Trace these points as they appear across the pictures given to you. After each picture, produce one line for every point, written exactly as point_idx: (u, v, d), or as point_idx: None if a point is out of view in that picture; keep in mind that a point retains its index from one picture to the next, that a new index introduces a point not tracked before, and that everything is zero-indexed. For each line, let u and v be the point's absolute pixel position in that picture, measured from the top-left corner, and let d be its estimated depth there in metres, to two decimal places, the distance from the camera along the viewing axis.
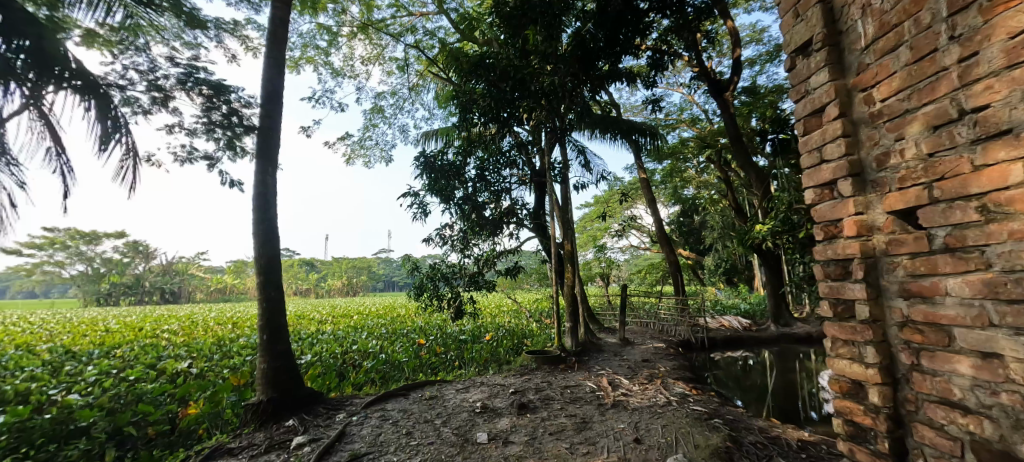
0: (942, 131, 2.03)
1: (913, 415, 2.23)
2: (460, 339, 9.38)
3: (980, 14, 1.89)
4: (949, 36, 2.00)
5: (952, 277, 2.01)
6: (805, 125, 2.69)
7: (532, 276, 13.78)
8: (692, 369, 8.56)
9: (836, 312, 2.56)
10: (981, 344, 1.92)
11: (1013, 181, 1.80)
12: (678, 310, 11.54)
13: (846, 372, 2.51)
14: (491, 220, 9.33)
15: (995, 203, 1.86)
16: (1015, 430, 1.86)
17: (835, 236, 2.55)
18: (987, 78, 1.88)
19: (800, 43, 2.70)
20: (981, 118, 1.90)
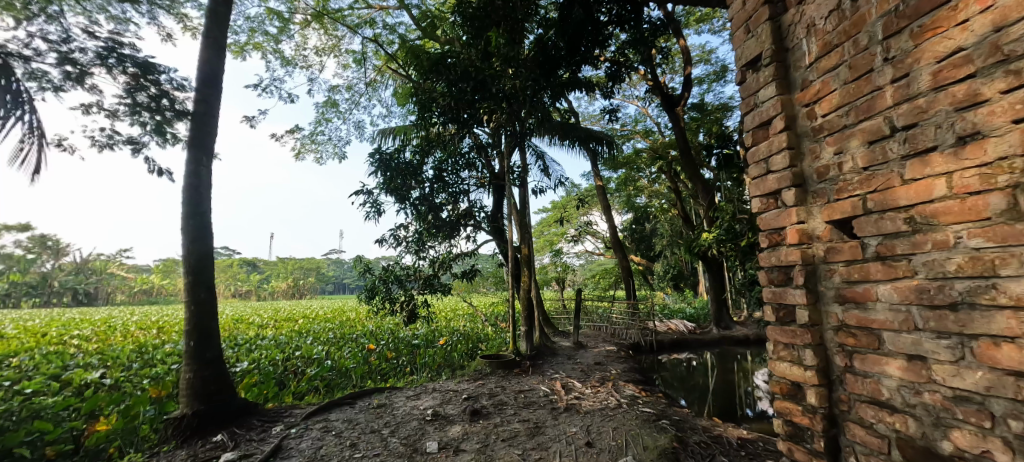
0: (876, 146, 2.12)
1: (846, 414, 2.31)
2: (412, 344, 9.14)
3: (911, 38, 1.99)
4: (883, 58, 2.09)
5: (883, 283, 2.10)
6: (753, 137, 2.78)
7: (489, 280, 13.72)
8: (642, 371, 8.72)
9: (778, 316, 2.63)
10: (908, 347, 2.01)
11: (938, 194, 1.90)
12: (629, 314, 11.78)
13: (786, 374, 2.58)
14: (448, 222, 9.20)
15: (922, 215, 1.95)
16: (936, 428, 1.95)
17: (778, 244, 2.63)
18: (915, 99, 1.97)
19: (750, 58, 2.78)
20: (910, 135, 1.99)
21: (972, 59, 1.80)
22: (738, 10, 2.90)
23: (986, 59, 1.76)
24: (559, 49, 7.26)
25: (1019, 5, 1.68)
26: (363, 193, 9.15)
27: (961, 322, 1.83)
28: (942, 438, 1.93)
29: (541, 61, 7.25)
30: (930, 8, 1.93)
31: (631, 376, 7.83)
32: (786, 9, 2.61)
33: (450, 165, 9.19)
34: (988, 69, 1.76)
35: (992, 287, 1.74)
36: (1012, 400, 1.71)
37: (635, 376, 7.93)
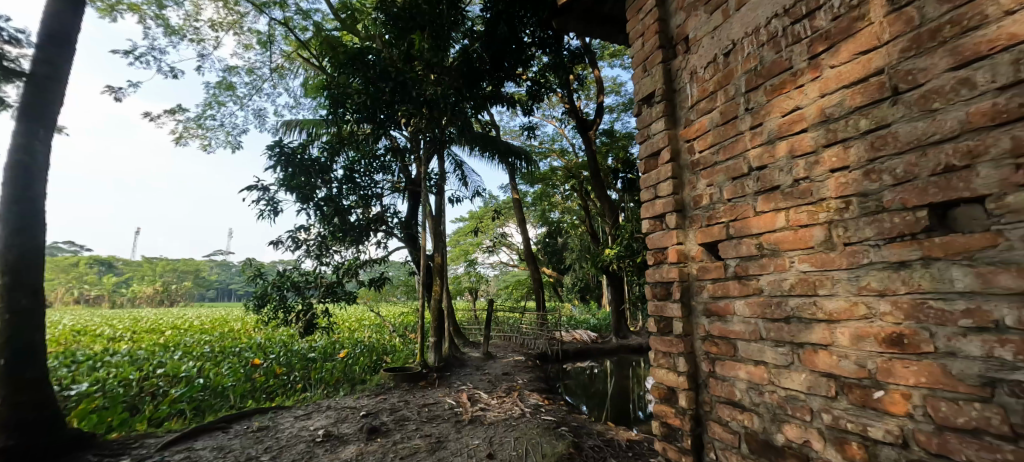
0: (739, 181, 2.48)
1: (708, 414, 2.62)
2: (308, 357, 8.50)
3: (765, 94, 2.36)
4: (746, 108, 2.46)
5: (738, 299, 2.46)
6: (646, 165, 3.11)
7: (400, 289, 13.44)
8: (547, 380, 9.04)
9: (659, 327, 2.94)
10: (755, 354, 2.35)
11: (778, 226, 2.26)
12: (538, 325, 12.29)
13: (664, 379, 2.87)
14: (358, 226, 8.78)
15: (767, 242, 2.31)
16: (771, 423, 2.28)
17: (662, 262, 2.96)
18: (765, 145, 2.34)
19: (646, 94, 3.13)
20: (761, 176, 2.35)
21: (805, 116, 2.16)
22: (638, 50, 3.24)
23: (814, 118, 2.13)
24: (483, 63, 7.79)
25: (837, 77, 2.05)
26: (258, 189, 8.41)
27: (792, 332, 2.18)
28: (776, 431, 2.25)
29: (465, 71, 7.61)
30: (777, 70, 2.30)
31: (536, 385, 8.14)
32: (677, 55, 2.96)
33: (361, 167, 8.80)
34: (814, 127, 2.13)
35: (813, 303, 2.09)
36: (823, 397, 2.05)
37: (539, 385, 8.24)
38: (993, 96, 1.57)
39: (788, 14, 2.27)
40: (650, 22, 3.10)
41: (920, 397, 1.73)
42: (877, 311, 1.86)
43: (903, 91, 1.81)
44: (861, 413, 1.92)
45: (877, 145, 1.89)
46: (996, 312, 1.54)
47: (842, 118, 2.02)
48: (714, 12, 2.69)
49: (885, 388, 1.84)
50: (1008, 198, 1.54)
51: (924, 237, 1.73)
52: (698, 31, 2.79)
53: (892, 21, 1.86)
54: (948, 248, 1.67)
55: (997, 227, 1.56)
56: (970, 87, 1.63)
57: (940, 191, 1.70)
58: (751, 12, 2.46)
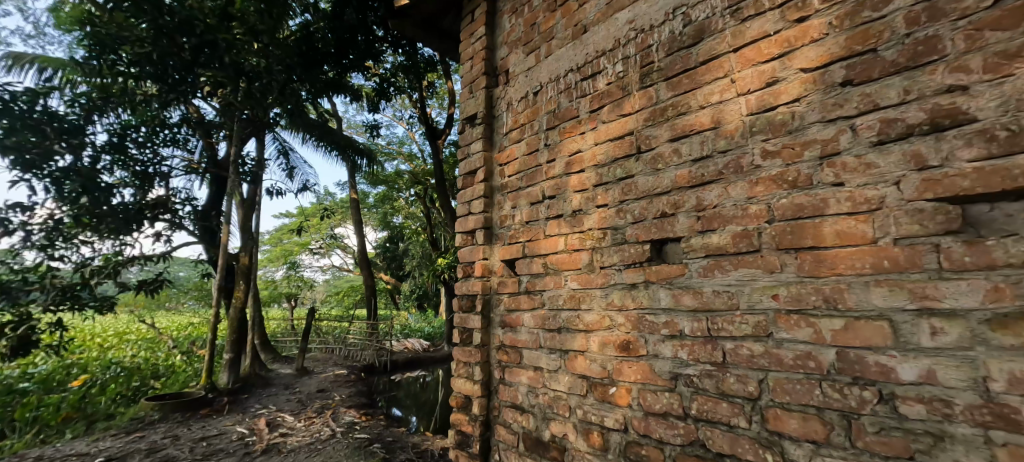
0: (536, 206, 2.28)
1: (496, 417, 2.35)
2: (22, 385, 5.87)
3: (559, 135, 2.23)
4: (545, 142, 2.30)
5: (527, 312, 2.26)
6: (461, 184, 2.76)
7: (188, 295, 10.13)
8: (370, 394, 7.86)
9: (461, 337, 2.58)
10: (534, 360, 2.19)
11: (559, 248, 2.14)
12: (367, 334, 10.53)
13: (462, 388, 2.50)
14: (123, 209, 6.00)
15: (551, 261, 2.17)
16: (541, 421, 2.10)
17: (470, 275, 2.65)
18: (557, 179, 2.20)
19: (467, 114, 2.80)
20: (552, 207, 2.20)
21: (585, 159, 2.08)
22: (465, 72, 2.89)
23: (590, 162, 2.06)
24: (325, 45, 6.17)
25: (613, 128, 1.99)
26: None
27: (564, 342, 2.05)
28: (544, 428, 2.08)
29: (302, 51, 6.07)
30: (568, 117, 2.20)
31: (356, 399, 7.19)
32: (498, 84, 2.69)
33: (139, 135, 6.28)
34: (590, 169, 2.06)
35: (577, 316, 2.02)
36: (579, 395, 1.96)
37: (361, 400, 7.14)
38: (689, 163, 1.72)
39: (578, 71, 2.19)
40: (477, 47, 2.80)
41: (635, 391, 1.76)
42: (616, 323, 1.86)
43: (643, 153, 1.87)
44: (600, 406, 1.87)
45: (624, 191, 1.91)
46: (679, 323, 1.67)
47: (607, 165, 1.99)
48: (530, 53, 2.49)
49: (617, 383, 1.83)
50: (691, 239, 1.68)
51: (651, 265, 1.79)
52: (516, 67, 2.57)
53: (640, 96, 1.92)
54: (660, 276, 1.75)
55: (686, 260, 1.69)
56: (680, 156, 1.75)
57: (658, 232, 1.77)
58: (554, 61, 2.33)
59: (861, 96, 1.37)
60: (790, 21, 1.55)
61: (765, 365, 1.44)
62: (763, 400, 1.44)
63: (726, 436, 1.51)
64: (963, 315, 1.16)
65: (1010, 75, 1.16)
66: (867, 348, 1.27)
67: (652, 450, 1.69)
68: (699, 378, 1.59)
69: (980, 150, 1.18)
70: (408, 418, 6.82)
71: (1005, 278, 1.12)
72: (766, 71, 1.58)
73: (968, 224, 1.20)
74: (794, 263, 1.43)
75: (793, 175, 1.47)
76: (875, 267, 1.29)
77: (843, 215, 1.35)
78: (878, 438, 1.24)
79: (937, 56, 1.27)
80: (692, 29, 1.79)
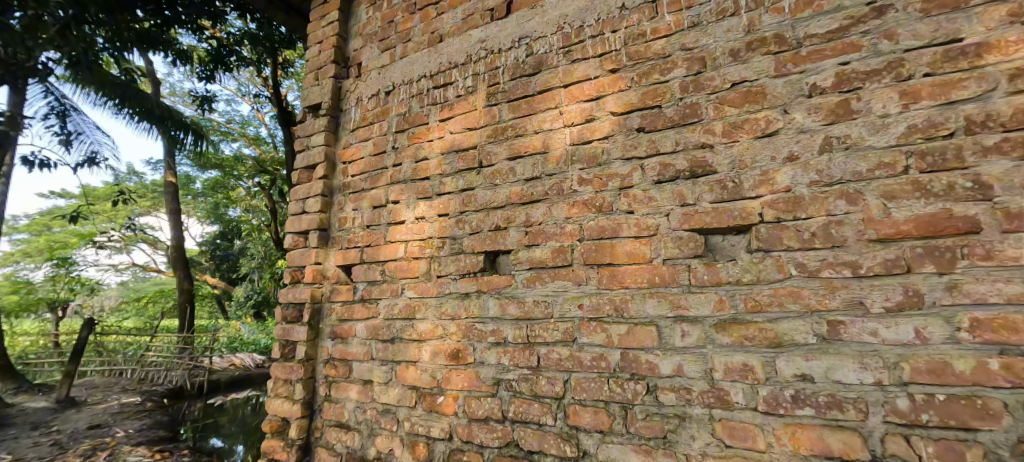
0: (378, 210, 1.99)
1: (318, 440, 1.90)
2: None
3: (407, 140, 1.99)
4: (393, 144, 2.03)
5: (360, 323, 1.92)
6: (292, 181, 2.24)
7: None
8: (193, 429, 5.02)
9: (281, 352, 2.03)
10: (365, 373, 1.85)
11: (399, 255, 1.89)
12: (178, 348, 6.87)
13: (277, 410, 1.96)
14: None
15: (389, 268, 1.90)
16: (367, 439, 1.78)
17: (298, 282, 2.12)
18: (402, 183, 1.95)
19: (308, 105, 2.29)
20: (394, 211, 1.94)
21: (430, 168, 1.89)
22: (310, 58, 2.38)
23: (436, 171, 1.88)
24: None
25: (466, 137, 1.84)
26: None
27: (395, 352, 1.80)
28: (369, 446, 1.76)
29: None
30: (418, 123, 1.98)
31: (143, 432, 4.41)
32: (349, 77, 2.29)
33: None
34: (433, 178, 1.88)
35: (411, 325, 1.79)
36: (407, 406, 1.72)
37: (153, 433, 4.43)
38: (521, 182, 1.67)
39: (431, 79, 1.99)
40: (328, 32, 2.34)
41: (461, 398, 1.62)
42: (448, 331, 1.70)
43: (483, 168, 1.77)
44: (427, 417, 1.67)
45: (464, 203, 1.78)
46: (503, 331, 1.59)
47: (450, 175, 1.84)
48: (385, 50, 2.18)
49: (445, 392, 1.66)
50: (519, 252, 1.62)
51: (483, 275, 1.69)
52: (369, 62, 2.22)
53: (483, 113, 1.82)
54: (490, 286, 1.65)
55: (513, 271, 1.62)
56: (514, 175, 1.69)
57: (491, 243, 1.68)
58: (407, 64, 2.08)
59: (649, 143, 1.46)
60: (605, 70, 1.59)
61: (569, 366, 1.45)
62: (567, 398, 1.44)
63: (535, 433, 1.46)
64: (702, 321, 1.30)
65: (736, 141, 1.34)
66: (637, 348, 1.37)
67: (471, 455, 1.55)
68: (518, 382, 1.53)
69: (719, 192, 1.34)
70: (233, 447, 4.47)
71: (727, 291, 1.28)
72: (584, 109, 1.60)
73: (709, 249, 1.35)
74: (595, 277, 1.47)
75: (599, 201, 1.51)
76: (649, 282, 1.39)
77: (631, 237, 1.44)
78: (645, 423, 1.32)
79: (697, 118, 1.41)
80: (533, 59, 1.75)
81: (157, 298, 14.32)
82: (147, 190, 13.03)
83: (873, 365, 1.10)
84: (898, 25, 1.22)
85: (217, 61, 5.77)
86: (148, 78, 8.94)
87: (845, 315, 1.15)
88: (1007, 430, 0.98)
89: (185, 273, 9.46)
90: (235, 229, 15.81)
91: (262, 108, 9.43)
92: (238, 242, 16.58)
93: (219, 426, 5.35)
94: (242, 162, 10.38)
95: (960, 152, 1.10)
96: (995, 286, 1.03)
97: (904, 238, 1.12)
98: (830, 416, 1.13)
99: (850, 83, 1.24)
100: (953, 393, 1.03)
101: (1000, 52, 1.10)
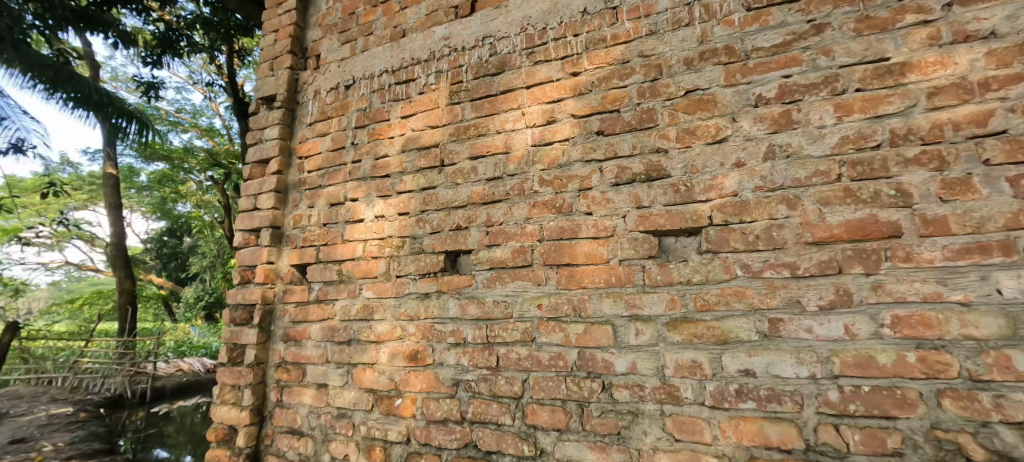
0: (336, 207, 1.94)
1: (268, 448, 1.83)
2: None
3: (367, 136, 1.95)
4: (352, 141, 1.98)
5: (315, 324, 1.86)
6: (244, 176, 2.15)
7: None
8: (135, 441, 4.69)
9: (228, 356, 1.94)
10: (319, 376, 1.80)
11: (358, 254, 1.84)
12: (118, 354, 6.39)
13: (223, 418, 1.88)
14: None
15: (347, 268, 1.86)
16: (321, 445, 1.73)
17: (248, 282, 2.03)
18: (360, 181, 1.91)
19: (262, 96, 2.20)
20: (352, 208, 1.90)
21: (391, 166, 1.86)
22: (265, 47, 2.29)
23: (397, 169, 1.85)
24: None
25: (429, 135, 1.82)
26: None
27: (351, 355, 1.76)
28: (323, 453, 1.71)
29: None
30: (379, 119, 1.94)
31: (75, 445, 4.05)
32: (306, 68, 2.21)
33: None
34: (393, 175, 1.85)
35: (368, 326, 1.76)
36: (363, 410, 1.69)
37: (86, 446, 4.09)
38: (483, 182, 1.67)
39: (393, 74, 1.96)
40: (285, 21, 2.26)
41: (419, 401, 1.60)
42: (407, 332, 1.68)
43: (445, 167, 1.76)
44: (384, 420, 1.65)
45: (424, 202, 1.76)
46: (463, 331, 1.59)
47: (412, 173, 1.82)
48: (345, 43, 2.13)
49: (403, 394, 1.64)
50: (480, 252, 1.62)
51: (444, 275, 1.67)
52: (328, 54, 2.15)
53: (446, 111, 1.81)
54: (450, 286, 1.65)
55: (474, 271, 1.62)
56: (475, 175, 1.69)
57: (452, 243, 1.67)
58: (368, 58, 2.03)
59: (608, 146, 1.50)
60: (566, 73, 1.62)
61: (528, 366, 1.47)
62: (525, 397, 1.45)
63: (494, 433, 1.47)
64: (654, 319, 1.35)
65: (688, 147, 1.40)
66: (594, 347, 1.40)
67: (429, 458, 1.54)
68: (477, 382, 1.53)
69: (672, 195, 1.39)
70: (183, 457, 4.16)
71: (678, 291, 1.34)
72: (546, 111, 1.62)
73: (662, 250, 1.40)
74: (554, 277, 1.50)
75: (560, 202, 1.53)
76: (606, 283, 1.43)
77: (590, 238, 1.47)
78: (600, 420, 1.35)
79: (653, 123, 1.46)
80: (497, 59, 1.76)
81: (95, 300, 13.35)
82: (82, 182, 12.03)
83: (808, 360, 1.18)
84: (834, 42, 1.30)
85: (164, 46, 5.49)
86: (86, 61, 8.30)
87: (784, 313, 1.22)
88: (921, 417, 1.08)
89: (126, 271, 8.86)
90: (184, 226, 14.98)
91: (215, 97, 8.94)
92: (188, 239, 15.70)
93: (166, 436, 5.06)
94: (193, 153, 9.82)
95: (886, 163, 1.19)
96: (914, 285, 1.12)
97: (836, 241, 1.20)
98: (770, 408, 1.19)
99: (791, 95, 1.32)
100: (877, 384, 1.12)
101: (921, 72, 1.20)
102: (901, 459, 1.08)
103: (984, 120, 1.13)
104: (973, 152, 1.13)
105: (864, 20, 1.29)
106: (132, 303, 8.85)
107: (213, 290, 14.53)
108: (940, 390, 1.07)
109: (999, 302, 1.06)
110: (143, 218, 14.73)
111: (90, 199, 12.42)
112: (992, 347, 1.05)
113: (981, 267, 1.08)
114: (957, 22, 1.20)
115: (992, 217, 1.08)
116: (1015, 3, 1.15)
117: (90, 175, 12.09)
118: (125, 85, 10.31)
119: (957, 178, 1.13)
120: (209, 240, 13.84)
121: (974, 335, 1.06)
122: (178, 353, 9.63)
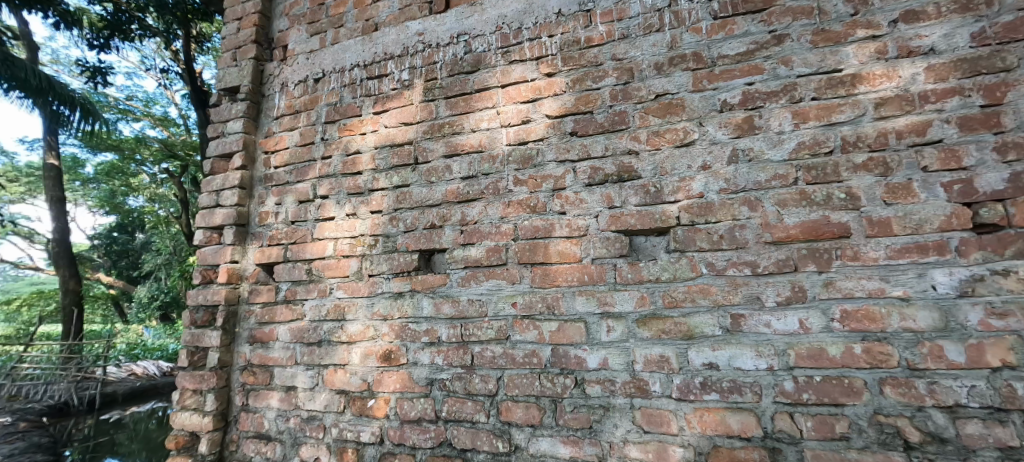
0: (305, 205, 1.92)
1: (233, 453, 1.80)
2: None
3: (338, 132, 1.94)
4: (322, 136, 1.96)
5: (282, 325, 1.84)
6: (205, 171, 2.09)
7: None
8: (90, 450, 4.59)
9: (189, 360, 1.89)
10: (287, 379, 1.78)
11: (329, 253, 1.83)
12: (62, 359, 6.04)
13: (184, 424, 1.84)
14: None
15: (317, 267, 1.84)
16: (289, 449, 1.72)
17: (210, 281, 1.98)
18: (330, 178, 1.90)
19: (224, 88, 2.15)
20: (322, 206, 1.89)
21: (363, 163, 1.86)
22: (227, 35, 2.24)
23: (367, 166, 1.85)
24: None
25: (401, 132, 1.83)
26: None
27: (321, 356, 1.75)
28: (293, 457, 1.70)
29: None
30: (350, 115, 1.93)
31: (17, 457, 3.83)
32: (272, 60, 2.18)
33: None
34: (365, 172, 1.85)
35: (340, 326, 1.75)
36: (334, 412, 1.68)
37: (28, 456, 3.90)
38: (458, 180, 1.69)
39: (365, 69, 1.95)
40: (249, 9, 2.21)
41: (392, 401, 1.61)
42: (380, 332, 1.68)
43: (419, 165, 1.77)
44: (357, 422, 1.64)
45: (398, 200, 1.76)
46: (437, 330, 1.60)
47: (384, 171, 1.81)
48: (315, 34, 2.10)
49: (376, 395, 1.64)
50: (453, 251, 1.64)
51: (416, 273, 1.69)
52: (296, 45, 2.12)
53: (420, 108, 1.81)
54: (425, 285, 1.66)
55: (449, 270, 1.64)
56: (449, 173, 1.71)
57: (426, 243, 1.68)
58: (339, 50, 2.02)
59: (581, 147, 1.54)
60: (541, 73, 1.65)
61: (502, 364, 1.49)
62: (500, 395, 1.48)
63: (468, 431, 1.49)
64: (625, 316, 1.39)
65: (658, 149, 1.45)
66: (567, 344, 1.43)
67: (402, 458, 1.55)
68: (452, 381, 1.55)
69: (643, 196, 1.44)
70: None
71: (648, 289, 1.39)
72: (521, 111, 1.65)
73: (633, 249, 1.45)
74: (528, 275, 1.53)
75: (534, 201, 1.56)
76: (579, 281, 1.47)
77: (564, 237, 1.50)
78: (573, 415, 1.39)
79: (624, 125, 1.51)
80: (471, 57, 1.78)
81: (35, 301, 12.60)
82: (18, 173, 11.49)
83: (767, 353, 1.25)
84: (793, 53, 1.38)
85: (113, 28, 5.35)
86: (25, 42, 7.88)
87: (745, 309, 1.29)
88: (865, 404, 1.16)
89: (71, 270, 8.44)
90: (137, 220, 14.39)
91: (170, 84, 8.59)
92: (140, 235, 15.01)
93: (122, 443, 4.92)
94: (146, 144, 9.42)
95: (837, 168, 1.27)
96: (860, 282, 1.20)
97: (792, 241, 1.28)
98: (732, 399, 1.26)
99: (753, 102, 1.38)
100: (827, 374, 1.19)
101: (869, 84, 1.29)
102: (847, 443, 1.16)
103: (923, 129, 1.22)
104: (914, 160, 1.21)
105: (820, 32, 1.36)
106: (77, 304, 8.40)
107: (168, 289, 14.00)
108: (882, 379, 1.16)
109: (933, 297, 1.15)
110: (92, 212, 14.02)
111: (27, 192, 11.94)
112: (927, 338, 1.14)
113: (919, 265, 1.17)
114: (901, 38, 1.29)
115: (929, 219, 1.17)
116: (952, 22, 1.25)
117: (28, 166, 11.49)
118: (68, 69, 9.86)
119: (899, 183, 1.21)
120: (166, 235, 13.29)
121: (912, 327, 1.15)
122: (129, 357, 9.21)
